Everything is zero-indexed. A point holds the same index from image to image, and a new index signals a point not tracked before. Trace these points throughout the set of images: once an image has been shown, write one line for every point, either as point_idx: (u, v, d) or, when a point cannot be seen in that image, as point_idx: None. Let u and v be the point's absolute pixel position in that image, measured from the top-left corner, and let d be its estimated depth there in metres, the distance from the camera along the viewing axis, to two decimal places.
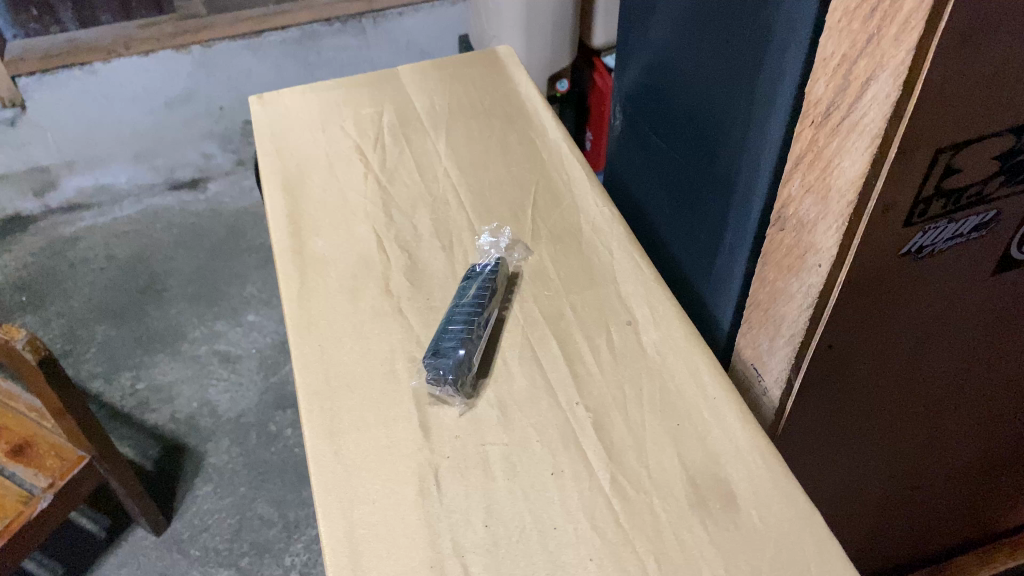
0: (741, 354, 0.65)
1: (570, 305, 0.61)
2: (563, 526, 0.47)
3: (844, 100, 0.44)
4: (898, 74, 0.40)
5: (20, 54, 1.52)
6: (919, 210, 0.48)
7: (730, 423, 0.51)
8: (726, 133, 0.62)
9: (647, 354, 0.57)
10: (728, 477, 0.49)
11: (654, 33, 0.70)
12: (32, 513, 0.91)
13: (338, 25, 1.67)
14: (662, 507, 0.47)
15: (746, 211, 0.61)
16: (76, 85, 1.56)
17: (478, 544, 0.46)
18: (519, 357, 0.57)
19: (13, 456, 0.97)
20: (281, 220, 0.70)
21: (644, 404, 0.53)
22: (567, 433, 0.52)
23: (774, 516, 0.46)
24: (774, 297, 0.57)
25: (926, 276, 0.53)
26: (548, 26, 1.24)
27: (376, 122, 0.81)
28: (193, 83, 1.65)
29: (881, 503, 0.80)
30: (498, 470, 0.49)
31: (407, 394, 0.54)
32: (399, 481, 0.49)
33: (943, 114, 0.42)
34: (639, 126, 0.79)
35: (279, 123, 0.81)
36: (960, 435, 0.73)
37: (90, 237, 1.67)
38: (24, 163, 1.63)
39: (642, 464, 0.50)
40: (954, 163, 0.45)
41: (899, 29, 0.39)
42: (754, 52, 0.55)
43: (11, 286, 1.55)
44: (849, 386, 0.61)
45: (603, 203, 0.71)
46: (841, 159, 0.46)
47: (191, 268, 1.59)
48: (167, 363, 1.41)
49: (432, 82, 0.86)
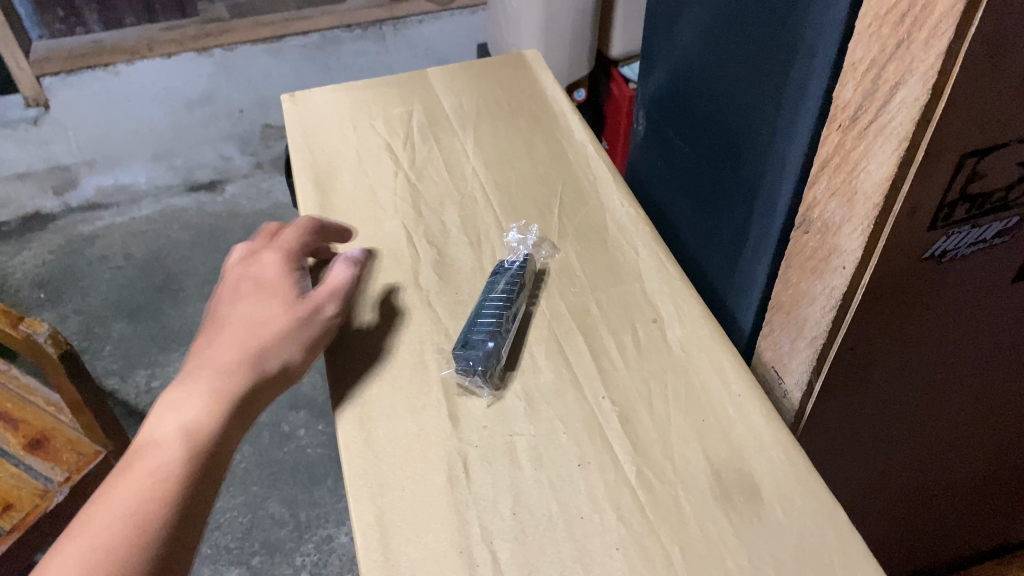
0: (762, 355, 0.66)
1: (596, 304, 0.63)
2: (589, 516, 0.49)
3: (872, 104, 0.45)
4: (926, 78, 0.41)
5: (46, 56, 1.60)
6: (943, 214, 0.49)
7: (755, 420, 0.54)
8: (752, 136, 0.63)
9: (673, 350, 0.59)
10: (751, 471, 0.51)
11: (681, 38, 0.71)
12: (48, 506, 0.90)
13: (359, 31, 1.72)
14: (686, 500, 0.50)
15: (770, 213, 0.62)
16: (99, 85, 1.62)
17: (505, 531, 0.48)
18: (546, 352, 0.59)
19: (30, 449, 0.95)
20: (312, 215, 0.71)
21: (669, 399, 0.56)
22: (593, 425, 0.54)
23: (797, 509, 0.49)
24: (797, 299, 0.58)
25: (949, 280, 0.54)
26: (567, 34, 1.25)
27: (405, 121, 0.82)
28: (212, 84, 1.69)
29: (896, 509, 0.81)
30: (525, 459, 0.52)
31: (434, 383, 0.57)
32: (432, 466, 0.52)
33: (969, 119, 0.43)
34: (664, 129, 0.80)
35: (311, 120, 0.83)
36: (976, 442, 0.74)
37: (109, 236, 1.63)
38: (45, 161, 1.64)
39: (666, 456, 0.52)
40: (979, 168, 0.46)
41: (929, 34, 0.40)
42: (783, 55, 0.56)
43: (29, 283, 1.55)
44: (870, 389, 0.62)
45: (628, 203, 0.72)
46: (868, 162, 0.47)
47: (207, 268, 1.58)
48: (182, 361, 1.42)
49: (460, 84, 0.87)
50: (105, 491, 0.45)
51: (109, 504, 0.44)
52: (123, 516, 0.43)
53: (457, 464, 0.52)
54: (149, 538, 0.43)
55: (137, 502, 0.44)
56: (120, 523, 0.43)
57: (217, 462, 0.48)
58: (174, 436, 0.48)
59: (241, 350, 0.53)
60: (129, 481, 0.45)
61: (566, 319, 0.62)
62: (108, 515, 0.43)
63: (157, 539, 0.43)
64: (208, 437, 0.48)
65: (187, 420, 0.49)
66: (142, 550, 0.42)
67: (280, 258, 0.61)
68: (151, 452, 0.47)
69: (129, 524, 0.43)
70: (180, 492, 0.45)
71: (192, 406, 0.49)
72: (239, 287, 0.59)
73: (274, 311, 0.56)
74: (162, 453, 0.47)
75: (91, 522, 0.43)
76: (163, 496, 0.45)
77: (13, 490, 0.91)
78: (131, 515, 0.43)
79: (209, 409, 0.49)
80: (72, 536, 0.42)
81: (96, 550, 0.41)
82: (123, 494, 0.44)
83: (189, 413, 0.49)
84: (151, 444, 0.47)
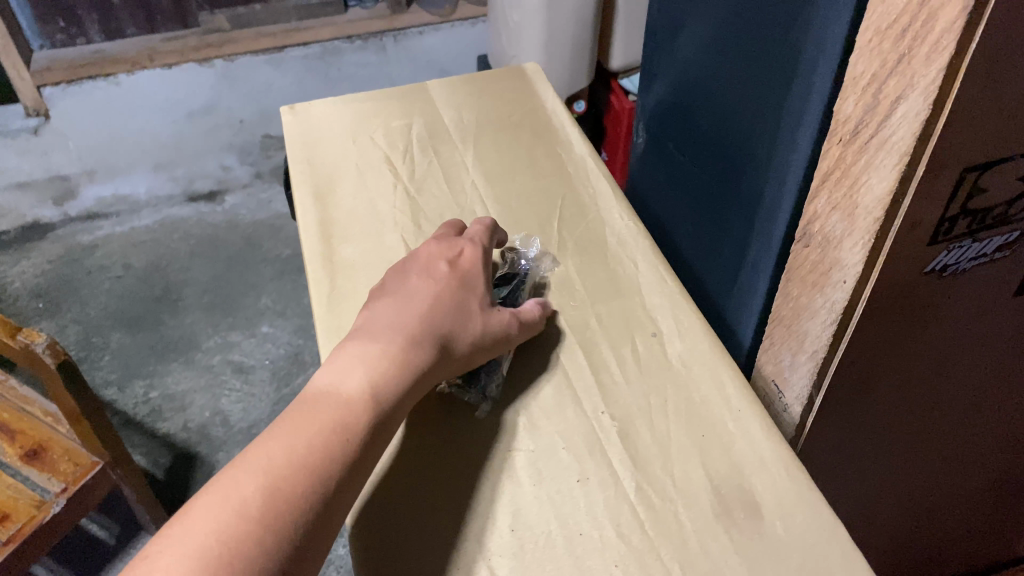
0: (762, 369, 0.66)
1: (595, 320, 0.63)
2: (588, 533, 0.49)
3: (873, 119, 0.45)
4: (927, 93, 0.41)
5: (48, 66, 1.60)
6: (944, 228, 0.48)
7: (755, 434, 0.54)
8: (753, 150, 0.63)
9: (672, 365, 0.59)
10: (753, 486, 0.51)
11: (681, 52, 0.71)
12: (44, 518, 0.90)
13: (360, 42, 1.71)
14: (687, 516, 0.50)
15: (771, 227, 0.62)
16: (100, 94, 1.62)
17: (504, 547, 0.48)
18: (545, 367, 0.59)
19: (26, 460, 0.95)
20: (312, 227, 0.71)
21: (669, 414, 0.55)
22: (592, 440, 0.54)
23: (798, 526, 0.49)
24: (798, 313, 0.58)
25: (950, 295, 0.54)
26: (567, 46, 1.25)
27: (405, 133, 0.82)
28: (214, 95, 1.69)
29: (898, 524, 0.81)
30: (524, 475, 0.52)
31: (433, 399, 0.57)
32: (431, 484, 0.52)
33: (970, 135, 0.43)
34: (664, 142, 0.80)
35: (311, 132, 0.83)
36: (976, 457, 0.74)
37: (108, 245, 1.63)
38: (46, 170, 1.64)
39: (667, 472, 0.52)
40: (980, 182, 0.46)
41: (930, 49, 0.40)
42: (784, 69, 0.56)
43: (27, 293, 1.54)
44: (870, 405, 0.62)
45: (629, 216, 0.72)
46: (869, 176, 0.47)
47: (207, 278, 1.58)
48: (181, 371, 1.42)
49: (461, 97, 0.88)
50: (277, 441, 0.46)
51: (282, 455, 0.45)
52: (297, 470, 0.44)
53: (457, 481, 0.52)
54: (316, 496, 0.44)
55: (309, 458, 0.45)
56: (293, 476, 0.44)
57: (384, 433, 0.49)
58: (352, 397, 0.49)
59: (433, 333, 0.54)
60: (305, 434, 0.46)
61: (566, 334, 0.62)
62: (281, 466, 0.44)
63: (322, 503, 0.44)
64: (385, 407, 0.49)
65: (369, 383, 0.50)
66: (308, 509, 0.43)
67: (473, 248, 0.61)
68: (326, 410, 0.48)
69: (304, 480, 0.44)
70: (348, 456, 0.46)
71: (375, 370, 0.50)
72: (428, 262, 0.59)
73: (467, 312, 0.56)
74: (338, 413, 0.48)
75: (264, 469, 0.44)
76: (334, 457, 0.46)
77: (11, 501, 0.91)
78: (306, 470, 0.45)
79: (392, 379, 0.50)
80: (244, 480, 0.44)
81: (267, 501, 0.43)
82: (297, 447, 0.45)
83: (371, 376, 0.50)
84: (328, 399, 0.49)
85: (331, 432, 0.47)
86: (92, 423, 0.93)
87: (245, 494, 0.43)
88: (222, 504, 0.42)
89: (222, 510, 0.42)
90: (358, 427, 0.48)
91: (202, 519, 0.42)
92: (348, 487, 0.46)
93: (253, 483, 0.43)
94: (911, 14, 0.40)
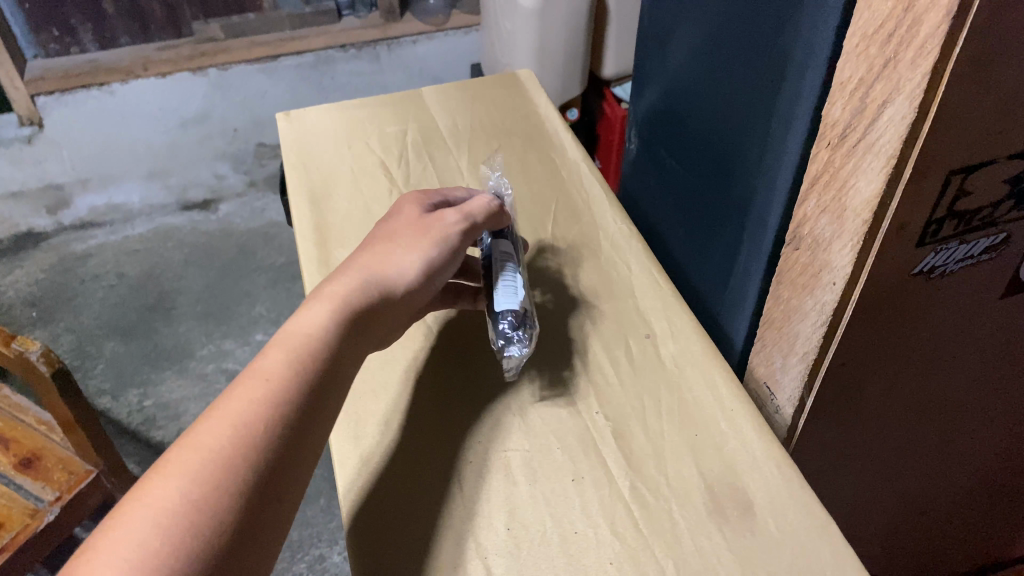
0: (754, 372, 0.67)
1: (589, 324, 0.64)
2: (583, 531, 0.50)
3: (860, 122, 0.46)
4: (913, 97, 0.42)
5: (41, 74, 1.56)
6: (931, 231, 0.49)
7: (747, 434, 0.55)
8: (743, 154, 0.63)
9: (665, 366, 0.60)
10: (745, 485, 0.52)
11: (672, 58, 0.72)
12: (38, 526, 0.90)
13: (353, 51, 1.70)
14: (680, 514, 0.50)
15: (762, 230, 0.63)
16: (94, 104, 1.60)
17: (500, 546, 0.49)
18: (539, 370, 0.60)
19: (20, 468, 0.95)
20: (308, 233, 0.72)
21: (662, 415, 0.56)
22: (587, 440, 0.55)
23: (790, 523, 0.50)
24: (788, 315, 0.59)
25: (938, 296, 0.55)
26: (560, 54, 1.26)
27: (400, 139, 0.83)
28: (208, 103, 1.68)
29: (889, 526, 0.82)
30: (520, 475, 0.53)
31: (429, 400, 0.58)
32: (425, 481, 0.53)
33: (955, 139, 0.44)
34: (655, 147, 0.81)
35: (305, 139, 0.84)
36: (967, 457, 0.74)
37: (101, 254, 1.64)
38: (39, 180, 1.65)
39: (660, 472, 0.53)
40: (967, 185, 0.47)
41: (915, 54, 0.41)
42: (773, 75, 0.56)
43: (21, 302, 1.55)
44: (862, 405, 0.62)
45: (621, 220, 0.74)
46: (857, 179, 0.48)
47: (201, 286, 1.59)
48: (175, 380, 1.42)
49: (455, 103, 0.88)
50: (205, 419, 0.45)
51: (217, 422, 0.44)
52: (225, 435, 0.43)
53: (452, 478, 0.53)
54: (259, 457, 0.43)
55: (250, 424, 0.44)
56: (225, 439, 0.43)
57: (333, 391, 0.49)
58: (286, 353, 0.48)
59: (374, 271, 0.54)
60: (233, 403, 0.45)
61: (562, 337, 0.63)
62: (212, 434, 0.43)
63: (268, 467, 0.43)
64: (329, 364, 0.49)
65: (299, 337, 0.49)
66: (254, 473, 0.43)
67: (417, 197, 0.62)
68: (254, 373, 0.47)
69: (235, 441, 0.43)
70: (282, 413, 0.45)
71: (309, 323, 0.50)
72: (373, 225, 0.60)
73: (407, 239, 0.56)
74: (268, 373, 0.47)
75: (195, 444, 0.43)
76: (266, 416, 0.45)
77: (4, 509, 0.90)
78: (234, 433, 0.43)
79: (323, 323, 0.50)
80: (178, 457, 0.42)
81: (205, 465, 0.42)
82: (227, 416, 0.44)
83: (298, 331, 0.49)
84: (268, 361, 0.48)
85: (260, 394, 0.46)
86: (86, 431, 0.93)
87: (183, 465, 0.42)
88: (158, 479, 0.41)
89: (158, 483, 0.41)
90: (288, 383, 0.47)
91: (139, 496, 0.40)
92: (287, 441, 0.45)
93: (187, 457, 0.42)
94: (897, 20, 0.41)
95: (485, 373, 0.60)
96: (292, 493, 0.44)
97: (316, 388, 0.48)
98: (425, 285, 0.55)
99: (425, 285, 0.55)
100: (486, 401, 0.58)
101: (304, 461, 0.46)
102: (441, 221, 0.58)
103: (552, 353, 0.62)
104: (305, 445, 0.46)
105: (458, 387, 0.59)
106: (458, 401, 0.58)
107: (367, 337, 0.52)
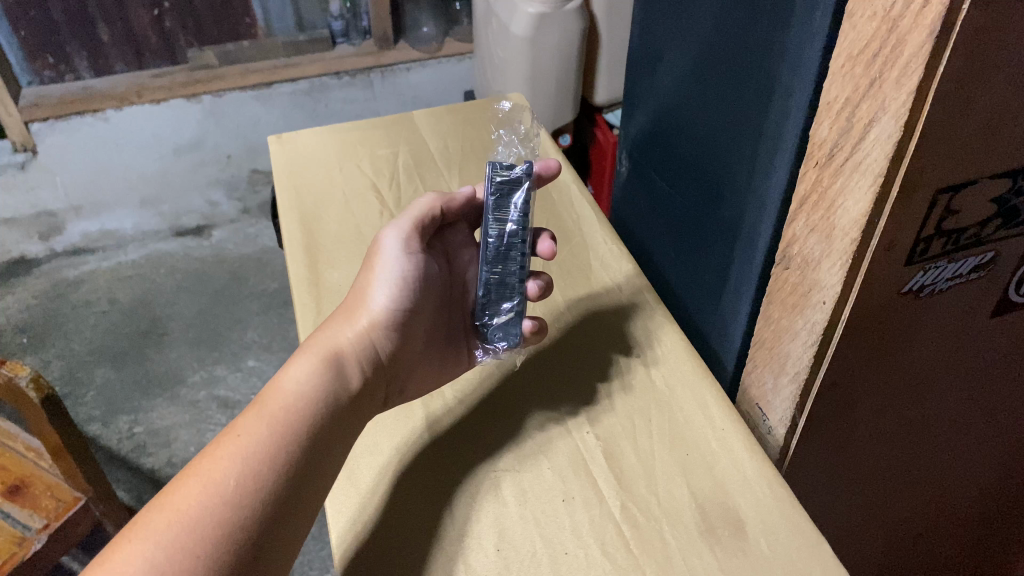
0: (747, 393, 0.66)
1: (592, 352, 0.65)
2: (574, 552, 0.51)
3: (848, 141, 0.46)
4: (899, 116, 0.42)
5: (35, 100, 1.52)
6: (920, 249, 0.49)
7: (739, 455, 0.56)
8: (733, 176, 0.64)
9: (657, 387, 0.61)
10: (737, 505, 0.53)
11: (661, 82, 0.73)
12: (25, 554, 0.89)
13: (347, 78, 1.67)
14: (672, 534, 0.52)
15: (752, 250, 0.63)
16: (87, 130, 1.56)
17: (489, 567, 0.50)
18: (542, 402, 0.61)
19: (7, 496, 0.93)
20: (297, 252, 0.73)
21: (653, 434, 0.58)
22: (578, 460, 0.56)
23: (782, 544, 0.51)
24: (779, 335, 0.59)
25: (926, 319, 0.55)
26: (552, 81, 1.27)
27: (391, 162, 0.84)
28: (201, 130, 1.65)
29: (881, 552, 0.82)
30: (510, 496, 0.54)
31: (424, 434, 0.59)
32: (418, 508, 0.53)
33: (941, 157, 0.44)
34: (646, 171, 0.82)
35: (298, 160, 0.84)
36: (962, 477, 0.74)
37: (94, 280, 1.65)
38: (32, 206, 1.62)
39: (651, 492, 0.54)
40: (953, 204, 0.47)
41: (900, 73, 0.41)
42: (761, 95, 0.57)
43: (11, 329, 1.55)
44: (853, 428, 0.63)
45: (612, 241, 0.75)
46: (844, 199, 0.48)
47: (193, 312, 1.58)
48: (165, 406, 1.41)
49: (446, 126, 0.89)
50: (185, 478, 0.47)
51: (190, 486, 0.46)
52: (197, 496, 0.46)
53: (445, 503, 0.54)
54: (232, 523, 0.45)
55: (226, 490, 0.46)
56: (195, 501, 0.45)
57: (321, 453, 0.51)
58: (264, 411, 0.50)
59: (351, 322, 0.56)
60: (208, 462, 0.48)
61: (573, 364, 0.64)
62: (182, 496, 0.46)
63: (244, 533, 0.45)
64: (315, 428, 0.51)
65: (276, 396, 0.51)
66: (226, 539, 0.45)
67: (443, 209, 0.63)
68: (231, 432, 0.50)
69: (205, 502, 0.45)
70: (258, 469, 0.48)
71: (296, 382, 0.52)
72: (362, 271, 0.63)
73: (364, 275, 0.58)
74: (243, 431, 0.49)
75: (168, 505, 0.46)
76: (239, 473, 0.47)
77: None
78: (208, 492, 0.46)
79: (300, 378, 0.52)
80: (149, 520, 0.45)
81: (169, 528, 0.44)
82: (201, 475, 0.47)
83: (277, 390, 0.52)
84: (251, 422, 0.50)
85: (234, 452, 0.48)
86: (73, 458, 0.91)
87: (151, 528, 0.44)
88: (127, 544, 0.44)
89: (127, 546, 0.43)
90: (264, 439, 0.49)
91: (107, 562, 0.43)
92: (264, 497, 0.47)
93: (157, 520, 0.45)
94: (881, 40, 0.42)
95: (486, 405, 0.61)
96: (271, 551, 0.46)
97: (295, 440, 0.50)
98: (403, 310, 0.58)
99: (403, 309, 0.58)
100: (486, 433, 0.59)
101: (292, 514, 0.48)
102: (386, 239, 0.59)
103: (562, 387, 0.62)
104: (287, 500, 0.48)
105: (461, 421, 0.60)
106: (456, 431, 0.59)
107: (357, 379, 0.54)
